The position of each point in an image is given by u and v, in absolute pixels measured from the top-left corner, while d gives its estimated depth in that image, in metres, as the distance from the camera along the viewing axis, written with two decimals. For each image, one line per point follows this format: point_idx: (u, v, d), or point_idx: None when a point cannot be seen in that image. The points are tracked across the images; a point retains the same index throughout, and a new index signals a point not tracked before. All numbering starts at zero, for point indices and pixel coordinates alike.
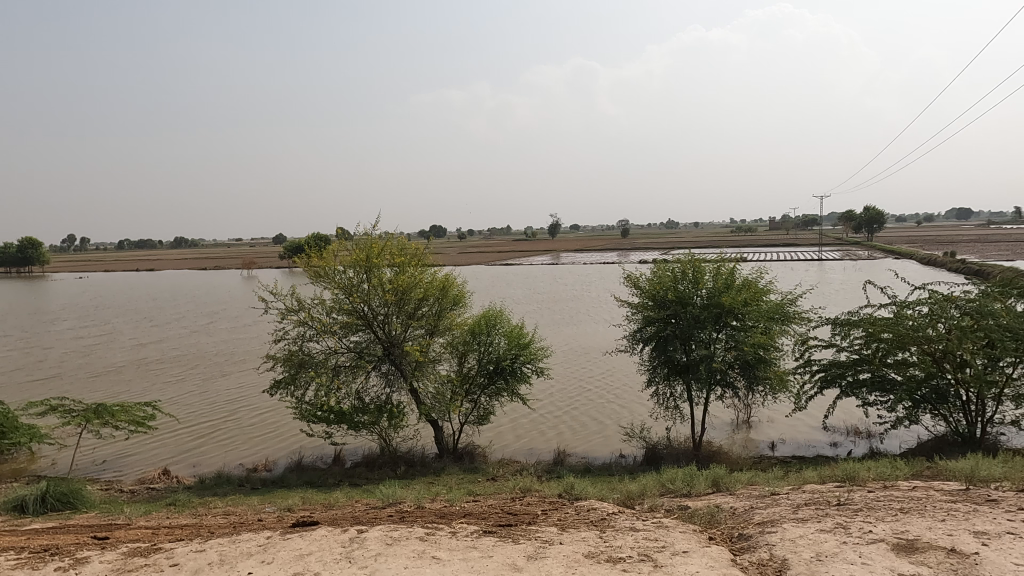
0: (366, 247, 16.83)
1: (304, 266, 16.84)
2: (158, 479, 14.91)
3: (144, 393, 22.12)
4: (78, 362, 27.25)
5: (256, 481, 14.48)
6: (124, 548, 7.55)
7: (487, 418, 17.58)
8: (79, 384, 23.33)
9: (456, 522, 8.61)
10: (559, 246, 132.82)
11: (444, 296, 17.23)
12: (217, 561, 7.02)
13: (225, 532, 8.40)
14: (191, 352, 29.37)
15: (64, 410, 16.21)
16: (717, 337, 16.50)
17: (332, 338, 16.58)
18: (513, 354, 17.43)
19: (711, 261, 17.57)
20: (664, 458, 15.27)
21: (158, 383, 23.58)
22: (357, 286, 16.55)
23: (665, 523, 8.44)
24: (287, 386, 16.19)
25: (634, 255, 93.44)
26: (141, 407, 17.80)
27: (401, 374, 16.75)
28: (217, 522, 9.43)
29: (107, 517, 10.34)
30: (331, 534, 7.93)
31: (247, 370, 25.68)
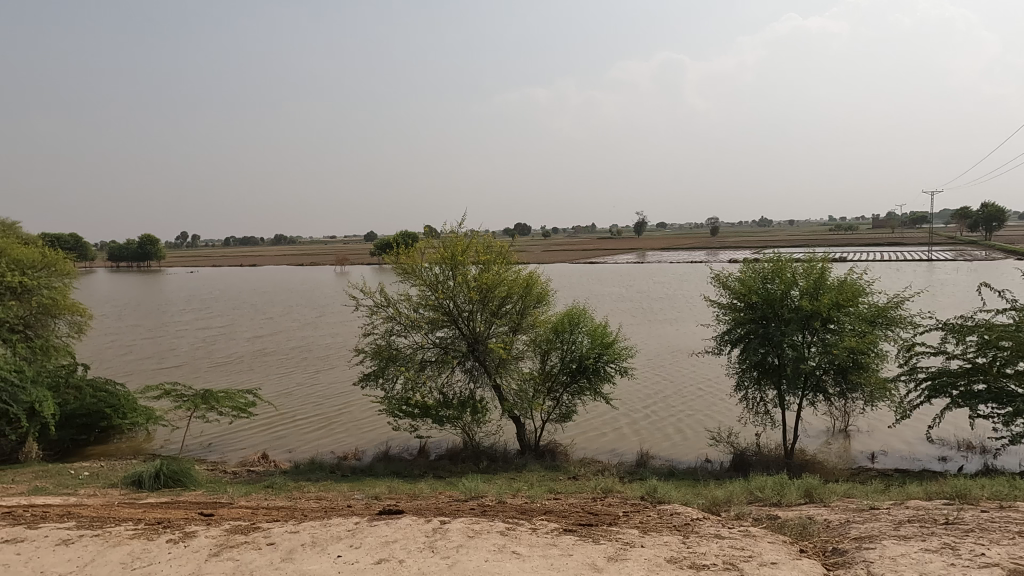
0: (452, 245, 17.22)
1: (391, 264, 17.41)
2: (257, 462, 15.85)
3: (247, 383, 23.55)
4: (190, 352, 29.38)
5: (345, 468, 15.12)
6: (227, 525, 8.05)
7: (569, 417, 17.59)
8: (190, 372, 25.14)
9: (537, 518, 8.65)
10: (644, 244, 130.32)
11: (528, 295, 17.27)
12: (309, 542, 7.37)
13: (317, 516, 8.80)
14: (290, 345, 31.02)
15: (175, 394, 17.54)
16: (811, 342, 15.70)
17: (419, 334, 17.03)
18: (596, 353, 17.26)
19: (805, 261, 16.73)
20: (753, 464, 14.72)
21: (260, 373, 25.04)
22: (443, 284, 16.95)
23: (752, 532, 8.14)
24: (375, 378, 16.77)
25: (724, 254, 90.84)
26: (243, 394, 18.95)
27: (484, 371, 16.94)
28: (310, 506, 9.89)
29: (213, 496, 11.10)
30: (415, 523, 8.16)
31: (340, 363, 26.82)
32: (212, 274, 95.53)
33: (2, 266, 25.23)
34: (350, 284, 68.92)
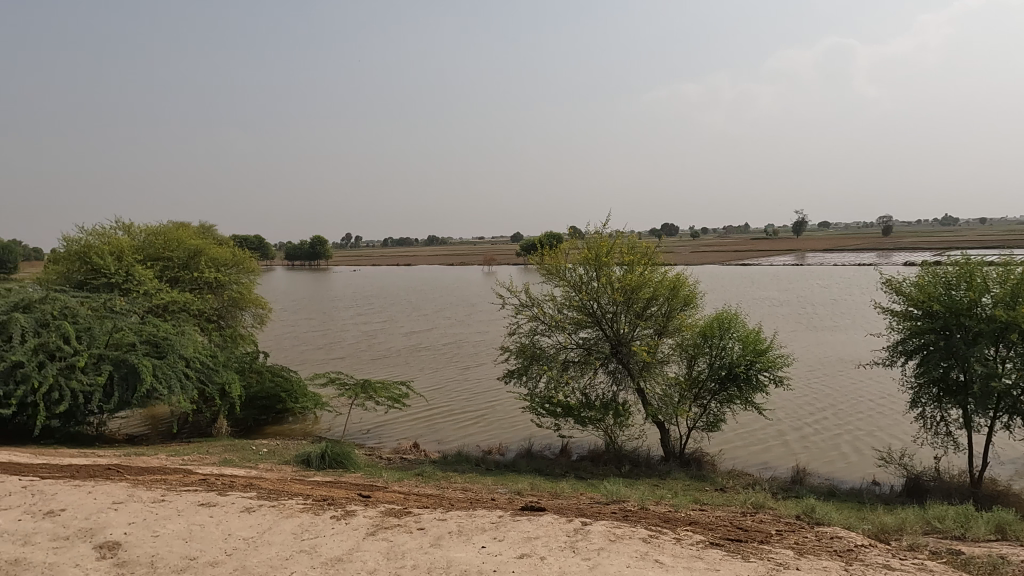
0: (596, 246, 17.17)
1: (536, 265, 17.72)
2: (409, 450, 16.82)
3: (402, 376, 25.07)
4: (353, 344, 31.84)
5: (490, 462, 15.60)
6: (383, 507, 8.62)
7: (717, 426, 16.83)
8: (352, 363, 27.25)
9: (681, 528, 8.38)
10: (804, 246, 121.52)
11: (674, 297, 16.74)
12: (456, 531, 7.69)
13: (463, 506, 9.17)
14: (441, 341, 32.57)
15: (339, 383, 19.10)
16: (1005, 357, 13.77)
17: (562, 334, 17.16)
18: (748, 360, 16.36)
19: (1000, 264, 14.70)
20: (930, 491, 13.20)
21: (413, 367, 26.57)
22: (587, 285, 16.96)
23: (928, 567, 7.30)
24: (519, 376, 17.18)
25: (898, 256, 82.39)
26: (397, 386, 20.18)
27: (628, 374, 16.68)
28: (457, 496, 10.33)
29: (370, 479, 11.95)
30: (556, 522, 8.23)
31: (487, 360, 27.72)
32: (372, 273, 102.75)
33: (202, 264, 28.93)
34: (497, 284, 71.08)
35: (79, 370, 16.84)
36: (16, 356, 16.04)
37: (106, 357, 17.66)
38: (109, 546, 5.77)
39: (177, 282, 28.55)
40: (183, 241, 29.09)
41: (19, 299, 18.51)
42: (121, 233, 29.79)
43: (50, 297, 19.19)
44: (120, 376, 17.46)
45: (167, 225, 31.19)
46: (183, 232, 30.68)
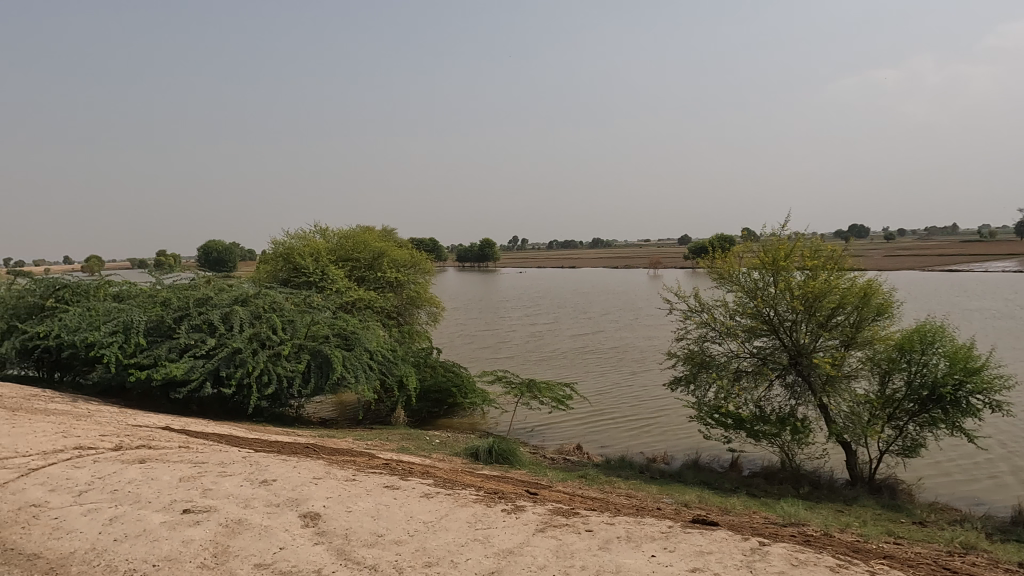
0: (773, 249, 16.10)
1: (707, 269, 17.01)
2: (572, 452, 16.97)
3: (566, 377, 25.35)
4: (520, 344, 32.79)
5: (654, 470, 15.26)
6: (551, 505, 8.75)
7: (916, 451, 15.03)
8: (518, 363, 28.06)
9: (875, 561, 7.58)
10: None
11: (865, 306, 15.21)
12: (624, 536, 7.60)
13: (629, 512, 9.04)
14: (605, 345, 32.45)
15: (506, 381, 19.78)
16: None
17: (735, 342, 16.34)
18: (956, 380, 14.42)
19: None
20: None
21: (577, 369, 26.75)
22: (762, 290, 15.99)
23: None
24: (686, 384, 16.68)
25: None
26: (562, 387, 20.43)
27: (809, 388, 15.43)
28: (622, 501, 10.23)
29: (536, 477, 12.22)
30: (730, 538, 7.83)
31: (652, 366, 27.16)
32: (538, 275, 105.03)
33: (385, 265, 31.41)
34: (663, 288, 69.41)
35: (284, 357, 19.07)
36: (236, 343, 18.53)
37: (305, 347, 19.82)
38: (311, 516, 6.45)
39: (364, 281, 31.31)
40: (369, 243, 31.81)
41: (239, 294, 21.38)
42: (318, 236, 33.28)
43: (262, 293, 21.93)
44: (316, 365, 19.49)
45: (356, 229, 34.29)
46: (369, 235, 33.54)
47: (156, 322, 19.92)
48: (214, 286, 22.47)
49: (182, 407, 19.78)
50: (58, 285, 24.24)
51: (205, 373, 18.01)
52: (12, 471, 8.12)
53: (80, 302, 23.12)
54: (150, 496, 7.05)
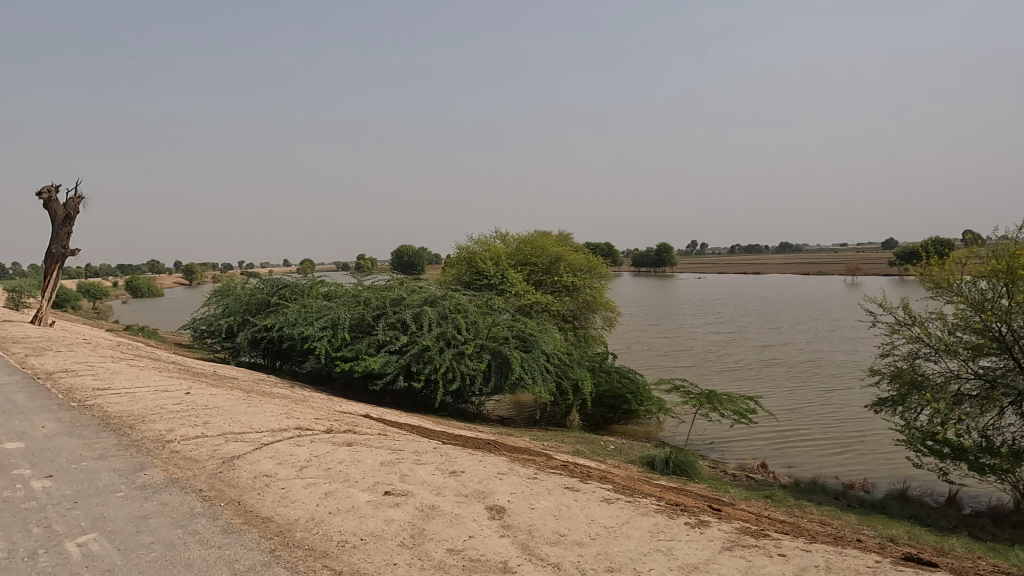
0: (1008, 254, 13.87)
1: (920, 277, 15.13)
2: (756, 469, 15.99)
3: (749, 390, 23.96)
4: (699, 353, 31.60)
5: (853, 498, 13.87)
6: (738, 524, 8.30)
7: None
8: (697, 372, 27.06)
9: None
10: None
11: None
12: (822, 566, 7.00)
13: (827, 541, 8.31)
14: (794, 357, 30.16)
15: (683, 391, 19.18)
16: None
17: (954, 360, 14.36)
18: None
19: None
20: None
21: (761, 383, 25.18)
22: (992, 302, 13.84)
23: None
24: (893, 406, 14.97)
25: None
26: (745, 400, 19.34)
27: None
28: (817, 528, 9.44)
29: (717, 493, 11.70)
30: None
31: (849, 383, 24.74)
32: (718, 281, 100.43)
33: (562, 269, 31.91)
34: (863, 297, 62.99)
35: (467, 356, 20.12)
36: (425, 341, 19.91)
37: (486, 347, 20.73)
38: (497, 509, 6.75)
39: (541, 285, 32.11)
40: (546, 248, 32.54)
41: (428, 295, 22.96)
42: (499, 241, 34.76)
43: (449, 294, 23.35)
44: (496, 365, 20.29)
45: (534, 234, 35.25)
46: (547, 240, 34.31)
47: (358, 320, 22.06)
48: (407, 288, 24.36)
49: (378, 397, 21.68)
50: (281, 284, 27.78)
51: (398, 367, 19.58)
52: (249, 444, 9.47)
53: (298, 299, 26.30)
54: (356, 476, 7.83)
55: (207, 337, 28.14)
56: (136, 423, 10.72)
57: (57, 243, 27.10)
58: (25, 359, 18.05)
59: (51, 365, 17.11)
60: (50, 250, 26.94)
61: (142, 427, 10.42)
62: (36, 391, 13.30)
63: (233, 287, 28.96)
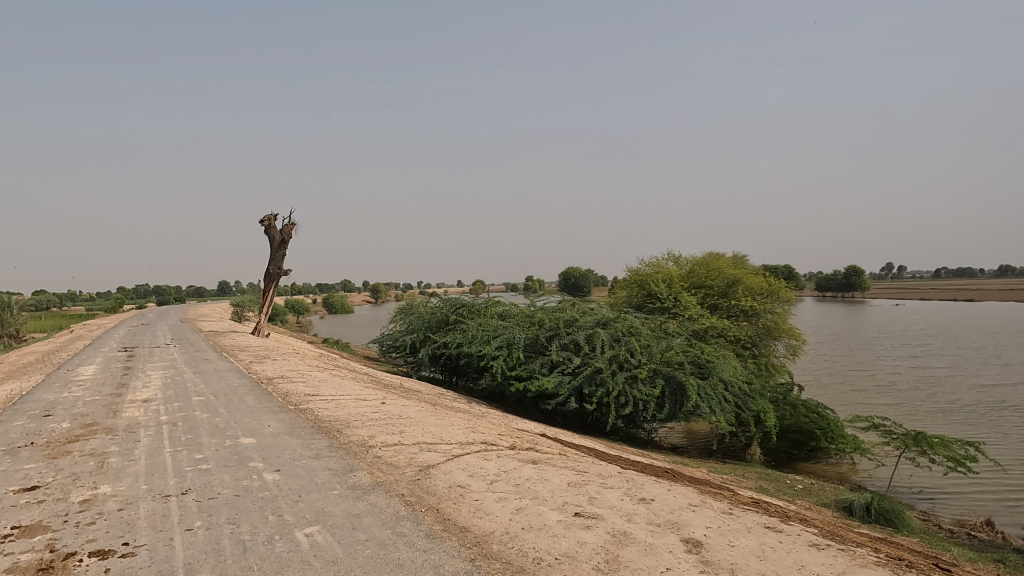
0: None
1: None
2: (981, 527, 13.84)
3: (966, 435, 20.95)
4: (900, 390, 28.28)
5: None
6: None
7: None
8: (898, 411, 24.22)
9: None
10: None
11: None
12: None
13: None
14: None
15: (885, 430, 17.22)
16: None
17: None
18: None
19: None
20: None
21: (982, 427, 21.90)
22: None
23: None
24: None
25: None
26: (963, 446, 16.90)
27: None
28: None
29: (934, 550, 10.31)
30: None
31: None
32: (920, 309, 89.62)
33: (739, 292, 30.23)
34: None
35: (640, 381, 19.63)
36: (597, 363, 19.78)
37: (660, 372, 20.07)
38: (694, 542, 6.47)
39: (717, 309, 30.70)
40: (723, 270, 31.10)
41: (600, 317, 22.87)
42: (672, 263, 33.89)
43: (621, 317, 23.06)
44: (670, 391, 19.54)
45: (709, 256, 33.88)
46: (723, 263, 32.79)
47: (532, 340, 22.55)
48: (579, 309, 24.48)
49: (550, 417, 21.92)
50: (460, 304, 29.27)
51: (571, 389, 19.66)
52: (442, 455, 10.02)
53: (475, 318, 27.52)
54: (546, 495, 7.93)
55: (393, 352, 30.41)
56: (343, 428, 11.80)
57: (274, 264, 30.93)
58: (250, 365, 20.75)
59: (270, 371, 19.47)
60: (269, 270, 30.81)
61: (348, 432, 11.46)
62: (261, 394, 15.19)
63: (416, 305, 31.05)
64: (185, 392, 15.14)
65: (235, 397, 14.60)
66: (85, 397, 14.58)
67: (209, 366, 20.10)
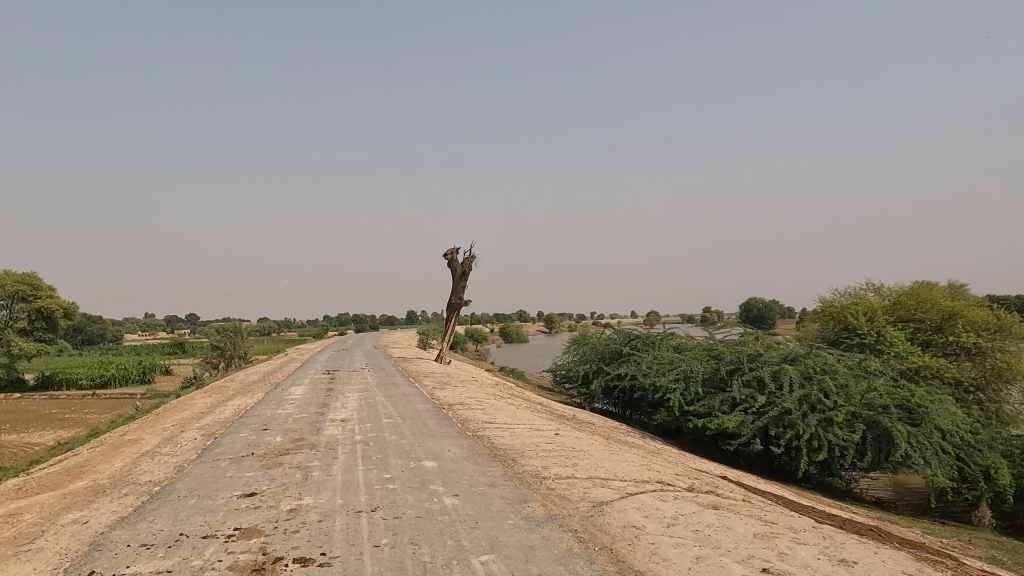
0: None
1: None
2: None
3: None
4: None
5: None
6: None
7: None
8: None
9: None
10: None
11: None
12: None
13: None
14: None
15: None
16: None
17: None
18: None
19: None
20: None
21: None
22: None
23: None
24: None
25: None
26: None
27: None
28: None
29: None
30: None
31: None
32: None
33: (960, 327, 26.33)
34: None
35: (836, 425, 17.71)
36: (785, 403, 18.13)
37: (860, 417, 17.94)
38: None
39: (930, 346, 27.07)
40: (936, 302, 27.39)
41: (788, 352, 21.12)
42: (872, 294, 30.57)
43: (813, 352, 21.07)
44: (873, 438, 17.35)
45: (919, 286, 30.06)
46: (937, 293, 28.90)
47: (712, 374, 21.37)
48: (763, 343, 22.80)
49: (731, 458, 20.57)
50: (634, 335, 28.75)
51: (755, 429, 18.29)
52: (616, 492, 9.75)
53: (649, 350, 26.84)
54: (729, 545, 7.35)
55: (567, 382, 30.57)
56: (518, 457, 11.98)
57: (455, 295, 32.74)
58: (434, 390, 22.03)
59: (451, 397, 20.46)
60: (451, 300, 32.65)
61: (522, 461, 11.62)
62: (442, 419, 16.00)
63: (589, 337, 30.98)
64: (377, 414, 16.42)
65: (419, 421, 15.52)
66: (295, 414, 16.39)
67: (397, 390, 21.62)
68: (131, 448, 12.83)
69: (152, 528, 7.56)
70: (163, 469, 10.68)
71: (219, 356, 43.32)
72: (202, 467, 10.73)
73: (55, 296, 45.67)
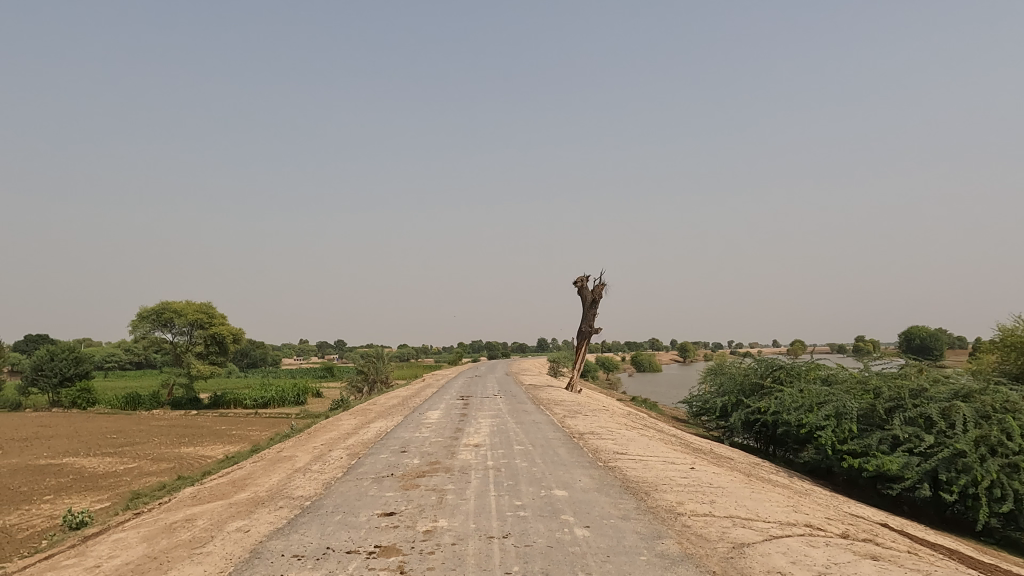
0: None
1: None
2: None
3: None
4: None
5: None
6: None
7: None
8: None
9: None
10: None
11: None
12: None
13: None
14: None
15: None
16: None
17: None
18: None
19: None
20: None
21: None
22: None
23: None
24: None
25: None
26: None
27: None
28: None
29: None
30: None
31: None
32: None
33: None
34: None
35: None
36: (958, 444, 16.13)
37: None
38: None
39: None
40: None
41: (960, 388, 18.82)
42: None
43: (992, 388, 18.62)
44: None
45: None
46: None
47: (868, 410, 19.49)
48: (929, 376, 20.53)
49: (893, 503, 18.59)
50: (776, 365, 27.03)
51: (922, 473, 16.44)
52: (759, 534, 9.13)
53: (793, 382, 25.11)
54: None
55: (704, 415, 29.27)
56: (651, 490, 11.59)
57: (586, 323, 32.63)
58: (565, 418, 21.99)
59: (582, 426, 20.26)
60: (582, 328, 32.56)
61: (657, 495, 11.23)
62: (573, 448, 15.89)
63: (727, 367, 29.58)
64: (509, 441, 16.64)
65: (550, 449, 15.52)
66: (431, 437, 17.03)
67: (529, 417, 21.76)
68: (286, 464, 13.94)
69: (304, 540, 8.12)
70: (313, 485, 11.50)
71: (363, 379, 46.10)
72: (347, 485, 11.42)
73: (226, 324, 50.99)
